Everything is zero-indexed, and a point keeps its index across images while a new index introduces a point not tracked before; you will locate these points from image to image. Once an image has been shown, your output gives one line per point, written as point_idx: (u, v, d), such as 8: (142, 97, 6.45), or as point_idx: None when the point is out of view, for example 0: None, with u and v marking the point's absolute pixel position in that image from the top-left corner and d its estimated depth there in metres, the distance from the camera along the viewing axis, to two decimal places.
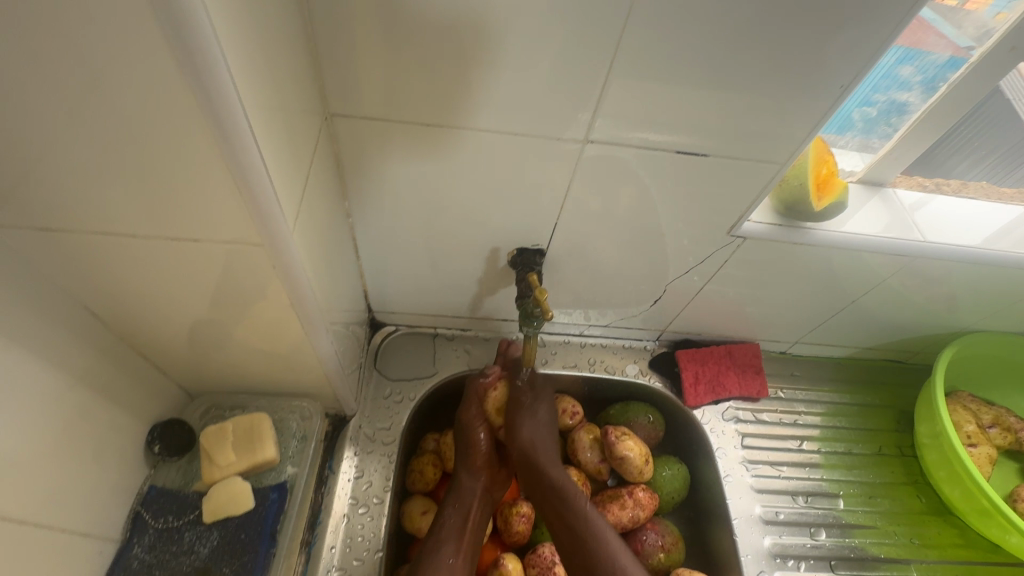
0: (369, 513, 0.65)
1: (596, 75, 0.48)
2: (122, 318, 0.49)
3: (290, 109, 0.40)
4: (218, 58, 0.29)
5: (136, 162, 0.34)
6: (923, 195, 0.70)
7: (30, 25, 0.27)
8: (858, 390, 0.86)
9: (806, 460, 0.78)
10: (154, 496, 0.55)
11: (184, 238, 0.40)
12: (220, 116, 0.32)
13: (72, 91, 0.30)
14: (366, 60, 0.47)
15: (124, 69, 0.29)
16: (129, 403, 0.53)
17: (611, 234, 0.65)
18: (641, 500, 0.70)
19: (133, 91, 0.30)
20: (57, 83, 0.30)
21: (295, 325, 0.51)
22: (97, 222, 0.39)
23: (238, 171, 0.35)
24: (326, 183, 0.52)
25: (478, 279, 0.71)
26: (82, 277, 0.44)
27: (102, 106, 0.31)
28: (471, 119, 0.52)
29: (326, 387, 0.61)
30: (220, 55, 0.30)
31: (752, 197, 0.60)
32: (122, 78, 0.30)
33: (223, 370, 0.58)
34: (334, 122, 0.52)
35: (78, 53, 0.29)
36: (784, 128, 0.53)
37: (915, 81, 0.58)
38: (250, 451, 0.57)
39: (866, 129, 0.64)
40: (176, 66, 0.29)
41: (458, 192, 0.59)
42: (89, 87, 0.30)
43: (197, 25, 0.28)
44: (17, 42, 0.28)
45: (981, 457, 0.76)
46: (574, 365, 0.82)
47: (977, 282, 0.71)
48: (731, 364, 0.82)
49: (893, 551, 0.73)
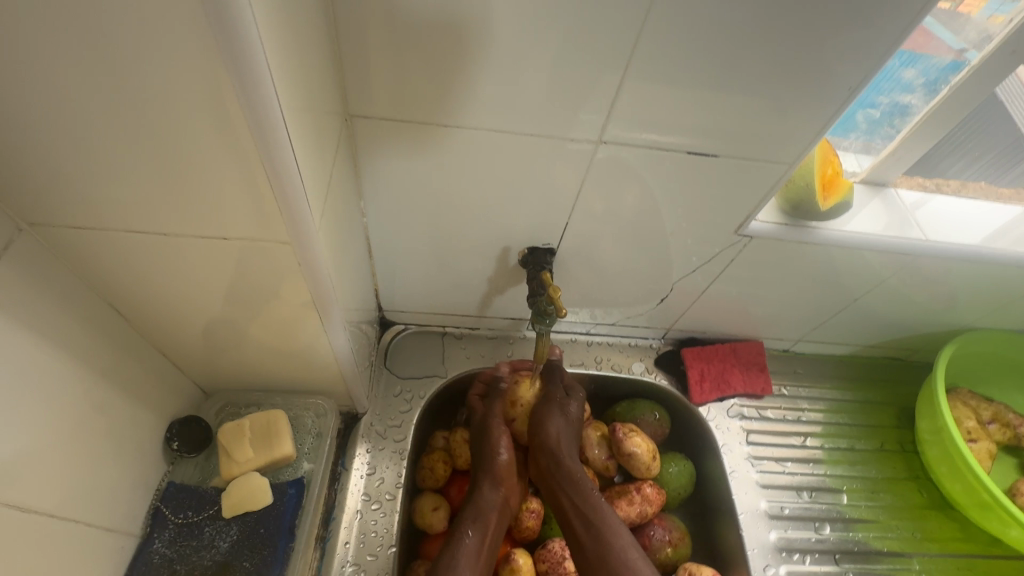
0: (381, 509, 0.65)
1: (612, 77, 0.50)
2: (145, 314, 0.49)
3: (316, 110, 0.41)
4: (261, 63, 0.30)
5: (169, 160, 0.35)
6: (923, 195, 0.72)
7: (79, 25, 0.28)
8: (859, 387, 0.87)
9: (809, 456, 0.80)
10: (173, 492, 0.55)
11: (211, 236, 0.41)
12: (259, 118, 0.33)
13: (114, 90, 0.31)
14: (387, 62, 0.48)
15: (167, 69, 0.30)
16: (149, 399, 0.54)
17: (620, 233, 0.66)
18: (649, 495, 0.71)
19: (174, 91, 0.31)
20: (99, 82, 0.31)
21: (313, 323, 0.51)
22: (128, 220, 0.40)
23: (272, 171, 0.36)
24: (344, 183, 0.52)
25: (489, 278, 0.72)
26: (108, 274, 0.45)
27: (142, 105, 0.32)
28: (487, 120, 0.53)
29: (341, 384, 0.62)
30: (264, 60, 0.30)
31: (759, 197, 0.61)
32: (164, 78, 0.31)
33: (241, 368, 0.58)
34: (353, 123, 0.53)
35: (123, 53, 0.29)
36: (792, 129, 0.54)
37: (917, 83, 0.60)
38: (267, 447, 0.57)
39: (870, 131, 0.66)
40: (220, 68, 0.30)
41: (472, 192, 0.60)
42: (132, 86, 0.31)
43: (240, 29, 0.29)
44: (64, 41, 0.29)
45: (980, 452, 0.77)
46: (582, 363, 0.83)
47: (977, 281, 0.73)
48: (736, 362, 0.83)
49: (895, 545, 0.75)
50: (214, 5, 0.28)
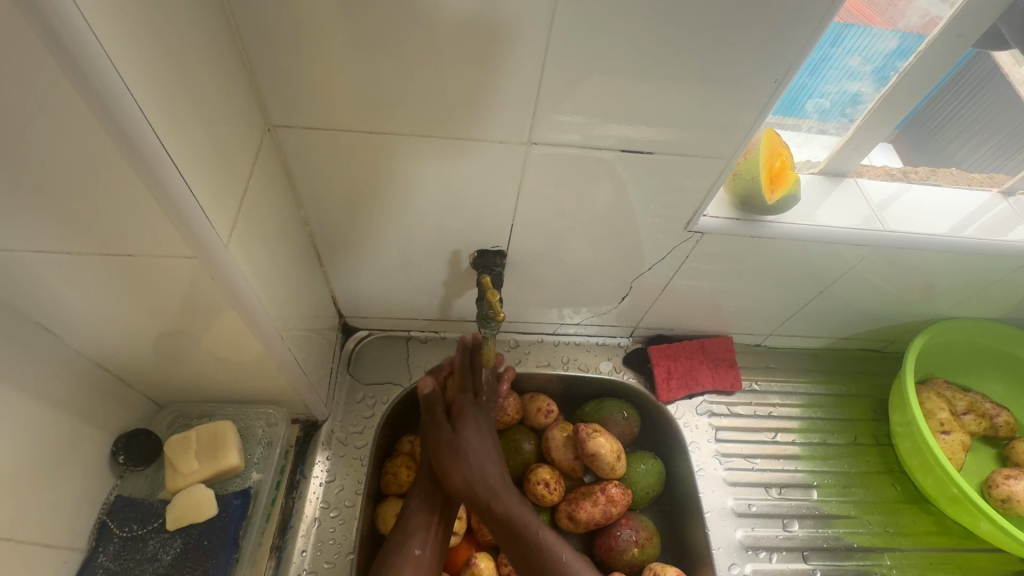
0: (340, 517, 0.65)
1: (536, 75, 0.48)
2: (77, 334, 0.49)
3: (214, 123, 0.41)
4: (108, 69, 0.30)
5: (56, 183, 0.35)
6: (891, 184, 0.71)
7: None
8: (833, 380, 0.86)
9: (780, 452, 0.79)
10: (121, 505, 0.55)
11: (118, 255, 0.41)
12: (126, 133, 0.32)
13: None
14: (304, 70, 0.48)
15: (22, 92, 0.30)
16: (91, 416, 0.54)
17: (573, 232, 0.65)
18: (613, 496, 0.71)
19: (35, 112, 0.31)
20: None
21: (250, 335, 0.52)
22: (35, 244, 0.39)
23: (155, 182, 0.35)
24: (272, 194, 0.52)
25: (444, 282, 0.71)
26: (28, 298, 0.44)
27: (8, 131, 0.31)
28: (417, 124, 0.52)
29: (291, 392, 0.62)
30: (114, 72, 0.30)
31: (707, 188, 0.60)
32: (21, 100, 0.30)
33: (187, 381, 0.59)
34: (277, 133, 0.52)
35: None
36: (728, 123, 0.53)
37: (865, 71, 0.58)
38: (212, 458, 0.57)
39: (822, 120, 0.64)
40: (69, 84, 0.30)
41: (414, 196, 0.60)
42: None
43: (82, 45, 0.28)
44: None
45: (955, 445, 0.75)
46: (548, 364, 0.82)
47: (944, 269, 0.71)
48: (704, 358, 0.82)
49: (867, 541, 0.73)
50: (45, 21, 0.27)
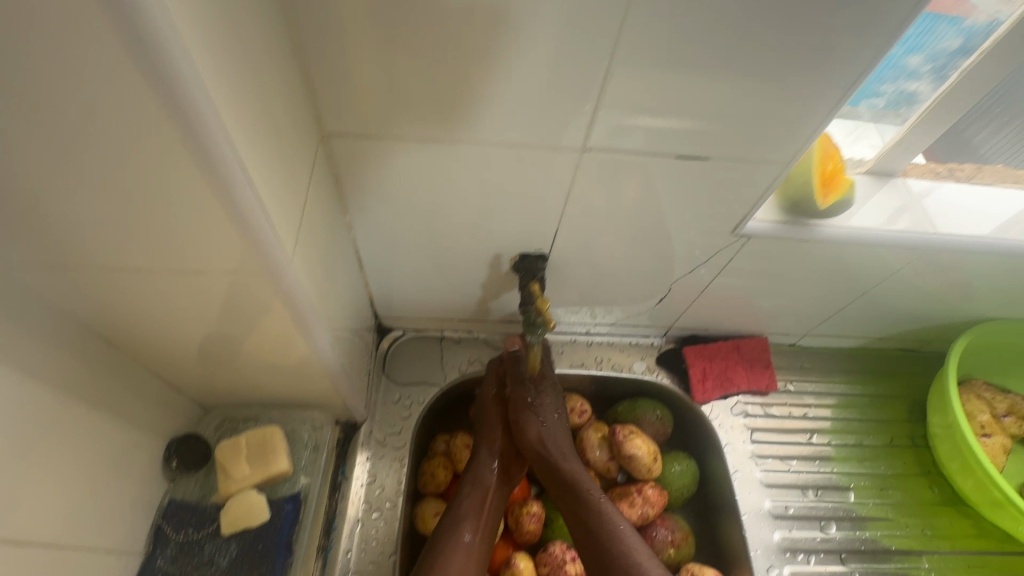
0: (382, 517, 0.66)
1: (594, 76, 0.48)
2: (132, 340, 0.50)
3: (281, 133, 0.41)
4: (193, 85, 0.30)
5: (122, 197, 0.35)
6: (932, 183, 0.69)
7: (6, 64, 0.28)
8: (869, 381, 0.85)
9: (816, 453, 0.78)
10: (174, 510, 0.56)
11: (183, 270, 0.42)
12: (204, 147, 0.32)
13: (56, 130, 0.31)
14: (358, 75, 0.47)
15: (103, 107, 0.30)
16: (145, 419, 0.55)
17: (615, 235, 0.65)
18: (650, 497, 0.71)
19: (110, 126, 0.31)
20: (41, 124, 0.30)
21: (301, 342, 0.52)
22: (102, 256, 0.40)
23: (228, 193, 0.35)
24: (323, 202, 0.52)
25: (482, 283, 0.71)
26: (90, 306, 0.45)
27: (85, 143, 0.32)
28: (467, 126, 0.51)
29: (335, 395, 0.63)
30: (198, 87, 0.30)
31: (755, 199, 0.60)
32: (104, 115, 0.30)
33: (236, 385, 0.59)
34: (331, 140, 0.52)
35: (55, 92, 0.29)
36: (785, 125, 0.52)
37: (924, 69, 0.57)
38: (262, 464, 0.58)
39: (875, 117, 0.63)
40: (153, 99, 0.30)
41: (458, 200, 0.59)
42: (71, 123, 0.30)
43: (172, 61, 0.28)
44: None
45: (995, 447, 0.75)
46: (582, 364, 0.82)
47: (990, 272, 0.70)
48: (739, 359, 0.82)
49: (905, 543, 0.73)
50: (139, 39, 0.27)
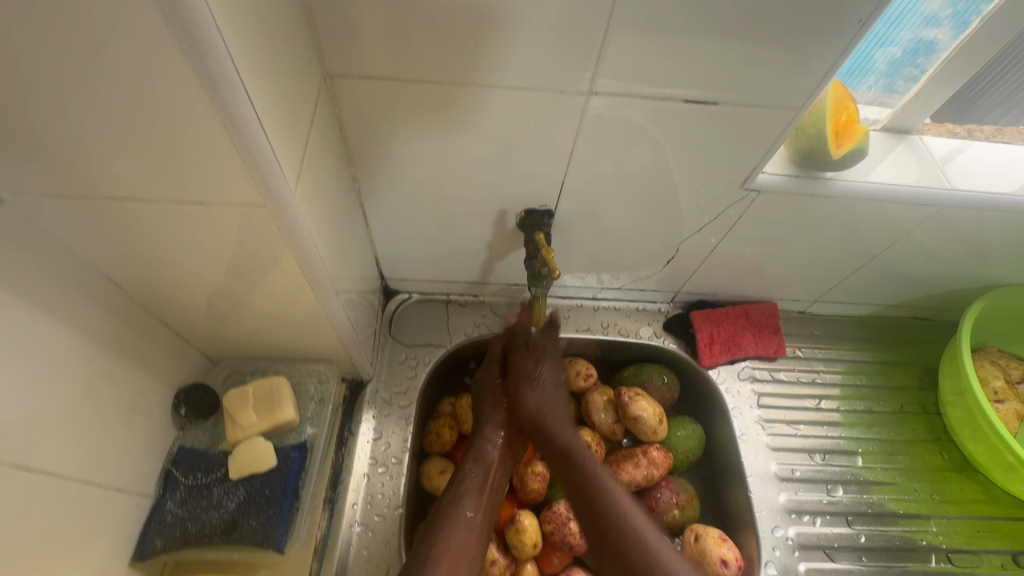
0: (388, 473, 0.67)
1: (601, 19, 0.46)
2: (139, 285, 0.50)
3: (283, 68, 0.40)
4: (198, 3, 0.29)
5: (125, 118, 0.34)
6: (954, 142, 0.67)
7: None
8: (880, 348, 0.84)
9: (824, 418, 0.78)
10: (183, 456, 0.57)
11: (189, 202, 0.41)
12: (210, 72, 0.32)
13: (58, 47, 0.30)
14: (363, 18, 0.46)
15: (105, 23, 0.29)
16: (154, 368, 0.56)
17: (623, 192, 0.64)
18: (655, 459, 0.71)
19: (113, 43, 0.30)
20: (42, 38, 0.30)
21: (306, 292, 0.52)
22: (105, 189, 0.40)
23: (234, 124, 0.35)
24: (327, 149, 0.52)
25: (488, 243, 0.71)
26: (96, 246, 0.45)
27: (88, 64, 0.31)
28: (471, 75, 0.50)
29: (341, 351, 0.63)
30: (201, 2, 0.29)
31: (767, 146, 0.57)
32: (105, 35, 0.30)
33: (242, 338, 0.60)
34: (333, 84, 0.51)
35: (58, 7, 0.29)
36: (798, 72, 0.50)
37: (943, 15, 0.55)
38: (270, 412, 0.59)
39: (890, 73, 0.60)
40: (157, 13, 0.29)
41: (462, 153, 0.58)
42: (70, 41, 0.30)
43: None
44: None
45: (1009, 414, 0.74)
46: (588, 328, 0.82)
47: (1007, 234, 0.68)
48: (748, 325, 0.81)
49: (912, 507, 0.73)
50: None
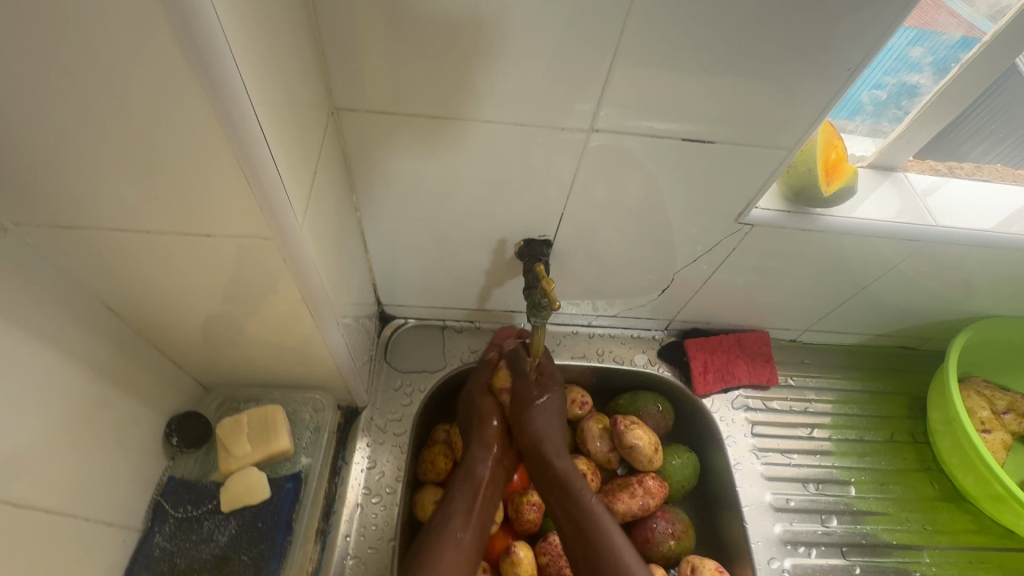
0: (381, 503, 0.65)
1: (602, 61, 0.48)
2: (137, 312, 0.50)
3: (293, 103, 0.41)
4: (222, 49, 0.30)
5: (136, 151, 0.35)
6: (936, 179, 0.69)
7: (32, 20, 0.28)
8: (870, 377, 0.86)
9: (816, 447, 0.78)
10: (174, 486, 0.56)
11: (193, 232, 0.41)
12: (228, 111, 0.33)
13: (76, 82, 0.31)
14: (373, 55, 0.47)
15: (127, 61, 0.30)
16: (146, 396, 0.55)
17: (620, 222, 0.65)
18: (651, 488, 0.71)
19: (134, 81, 0.31)
20: (60, 74, 0.30)
21: (305, 319, 0.52)
22: (110, 218, 0.40)
23: (247, 160, 0.36)
24: (331, 178, 0.52)
25: (486, 271, 0.71)
26: (97, 273, 0.45)
27: (109, 102, 0.32)
28: (475, 111, 0.52)
29: (338, 379, 0.63)
30: (223, 49, 0.30)
31: (761, 182, 0.59)
32: (127, 74, 0.31)
33: (238, 365, 0.59)
34: (340, 117, 0.52)
35: (80, 46, 0.29)
36: (792, 112, 0.52)
37: (925, 62, 0.57)
38: (265, 442, 0.59)
39: (876, 113, 0.64)
40: (181, 56, 0.30)
41: (464, 184, 0.59)
42: (92, 79, 0.31)
43: (199, 19, 0.29)
44: (18, 32, 0.28)
45: (995, 443, 0.76)
46: (583, 355, 0.82)
47: (990, 268, 0.70)
48: (741, 353, 0.82)
49: (905, 537, 0.73)
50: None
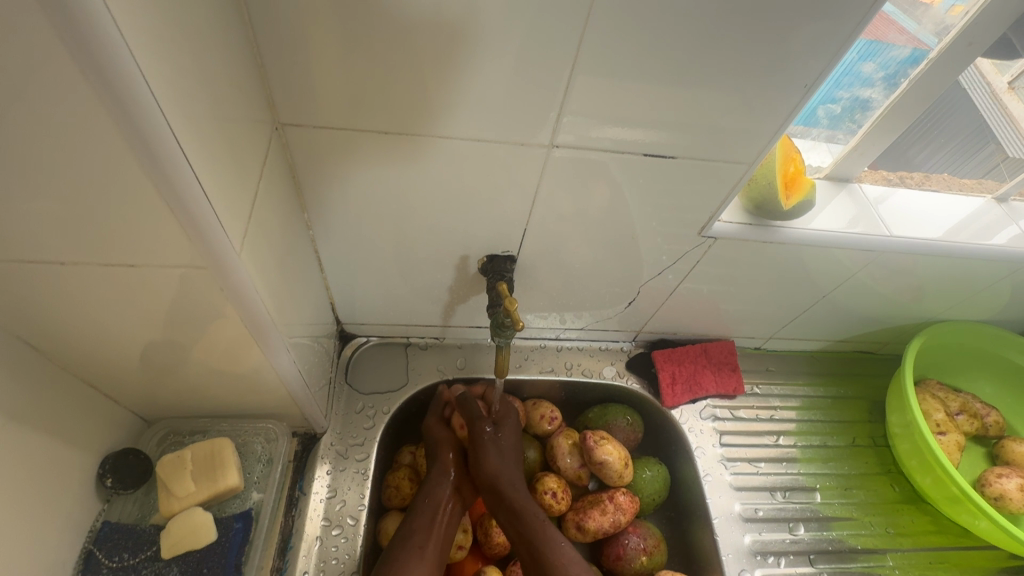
0: (343, 535, 0.62)
1: (561, 75, 0.47)
2: (61, 348, 0.46)
3: (228, 119, 0.38)
4: (132, 67, 0.27)
5: (40, 181, 0.31)
6: (886, 189, 0.71)
7: None
8: (831, 383, 0.87)
9: (782, 455, 0.79)
10: (107, 534, 0.52)
11: (118, 264, 0.38)
12: (143, 133, 0.30)
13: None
14: (319, 65, 0.45)
15: (20, 83, 0.27)
16: (74, 436, 0.50)
17: (584, 235, 0.64)
18: (622, 504, 0.69)
19: (31, 105, 0.28)
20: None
21: (251, 344, 0.48)
22: (19, 253, 0.36)
23: (171, 185, 0.33)
24: (278, 197, 0.49)
25: (448, 287, 0.69)
26: (8, 311, 0.41)
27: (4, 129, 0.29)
28: (431, 126, 0.50)
29: (293, 405, 0.59)
30: (133, 64, 0.28)
31: (723, 197, 0.60)
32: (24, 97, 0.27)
33: (182, 395, 0.55)
34: (286, 132, 0.49)
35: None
36: (750, 127, 0.52)
37: (877, 78, 0.59)
38: (211, 479, 0.56)
39: (831, 126, 0.65)
40: (85, 77, 0.27)
41: (422, 200, 0.57)
42: None
43: (101, 34, 0.26)
44: None
45: (951, 445, 0.77)
46: (552, 370, 0.80)
47: (941, 275, 0.72)
48: (707, 362, 0.82)
49: (870, 542, 0.74)
50: (65, 12, 0.25)
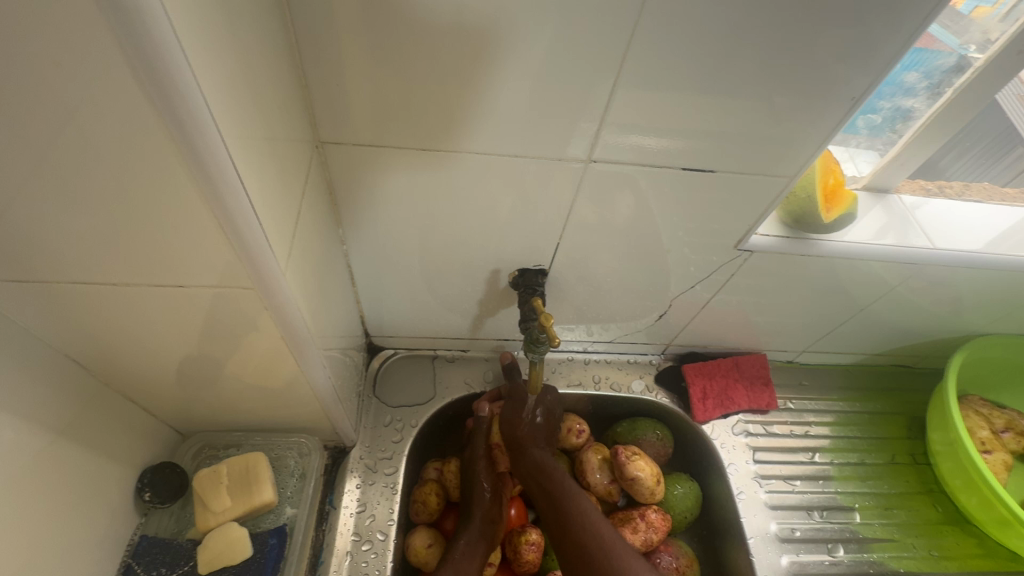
0: (373, 550, 0.62)
1: (602, 89, 0.46)
2: (106, 364, 0.46)
3: (274, 140, 0.38)
4: (194, 94, 0.28)
5: (97, 202, 0.32)
6: (925, 198, 0.69)
7: None
8: (868, 398, 0.85)
9: (818, 472, 0.77)
10: (146, 547, 0.53)
11: (167, 283, 0.39)
12: (201, 158, 0.30)
13: (24, 129, 0.28)
14: (360, 84, 0.45)
15: (85, 107, 0.27)
16: (115, 449, 0.51)
17: (616, 248, 0.63)
18: (654, 522, 0.68)
19: (95, 128, 0.28)
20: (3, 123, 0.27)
21: (287, 358, 0.48)
22: (73, 273, 0.37)
23: (222, 207, 0.33)
24: (316, 214, 0.50)
25: (479, 300, 0.69)
26: (59, 329, 0.42)
27: (69, 155, 0.29)
28: (468, 142, 0.50)
29: (325, 419, 0.59)
30: (197, 92, 0.28)
31: (759, 210, 0.59)
32: (90, 125, 0.28)
33: (219, 410, 0.56)
34: (325, 150, 0.50)
35: (27, 88, 0.26)
36: (792, 139, 0.51)
37: (920, 87, 0.57)
38: (246, 495, 0.56)
39: (872, 135, 0.63)
40: (145, 99, 0.28)
41: (455, 215, 0.57)
42: (49, 131, 0.28)
43: (168, 63, 0.26)
44: None
45: (997, 464, 0.74)
46: (580, 383, 0.80)
47: (986, 288, 0.70)
48: (739, 377, 0.80)
49: (912, 565, 0.72)
50: (135, 42, 0.25)
